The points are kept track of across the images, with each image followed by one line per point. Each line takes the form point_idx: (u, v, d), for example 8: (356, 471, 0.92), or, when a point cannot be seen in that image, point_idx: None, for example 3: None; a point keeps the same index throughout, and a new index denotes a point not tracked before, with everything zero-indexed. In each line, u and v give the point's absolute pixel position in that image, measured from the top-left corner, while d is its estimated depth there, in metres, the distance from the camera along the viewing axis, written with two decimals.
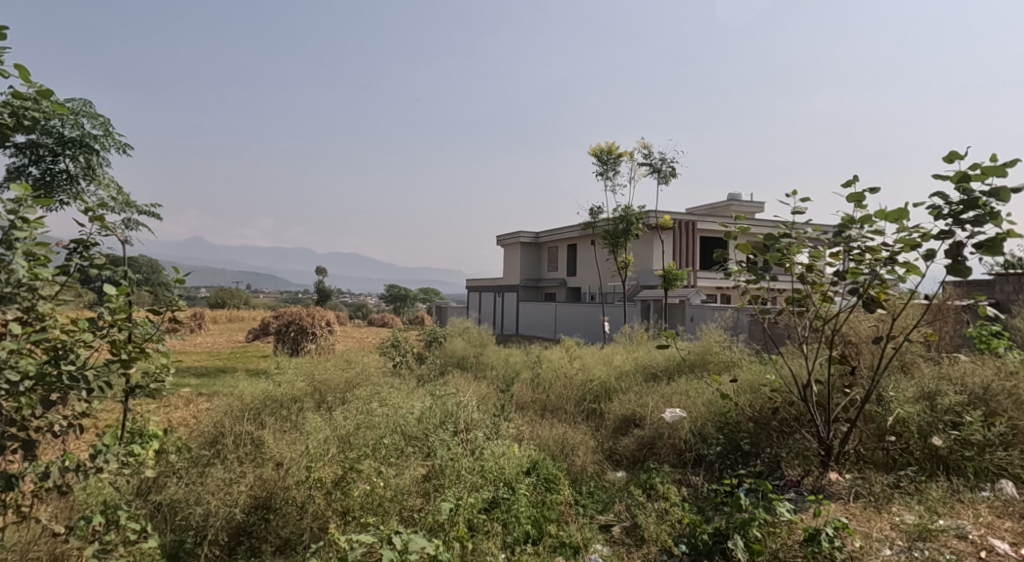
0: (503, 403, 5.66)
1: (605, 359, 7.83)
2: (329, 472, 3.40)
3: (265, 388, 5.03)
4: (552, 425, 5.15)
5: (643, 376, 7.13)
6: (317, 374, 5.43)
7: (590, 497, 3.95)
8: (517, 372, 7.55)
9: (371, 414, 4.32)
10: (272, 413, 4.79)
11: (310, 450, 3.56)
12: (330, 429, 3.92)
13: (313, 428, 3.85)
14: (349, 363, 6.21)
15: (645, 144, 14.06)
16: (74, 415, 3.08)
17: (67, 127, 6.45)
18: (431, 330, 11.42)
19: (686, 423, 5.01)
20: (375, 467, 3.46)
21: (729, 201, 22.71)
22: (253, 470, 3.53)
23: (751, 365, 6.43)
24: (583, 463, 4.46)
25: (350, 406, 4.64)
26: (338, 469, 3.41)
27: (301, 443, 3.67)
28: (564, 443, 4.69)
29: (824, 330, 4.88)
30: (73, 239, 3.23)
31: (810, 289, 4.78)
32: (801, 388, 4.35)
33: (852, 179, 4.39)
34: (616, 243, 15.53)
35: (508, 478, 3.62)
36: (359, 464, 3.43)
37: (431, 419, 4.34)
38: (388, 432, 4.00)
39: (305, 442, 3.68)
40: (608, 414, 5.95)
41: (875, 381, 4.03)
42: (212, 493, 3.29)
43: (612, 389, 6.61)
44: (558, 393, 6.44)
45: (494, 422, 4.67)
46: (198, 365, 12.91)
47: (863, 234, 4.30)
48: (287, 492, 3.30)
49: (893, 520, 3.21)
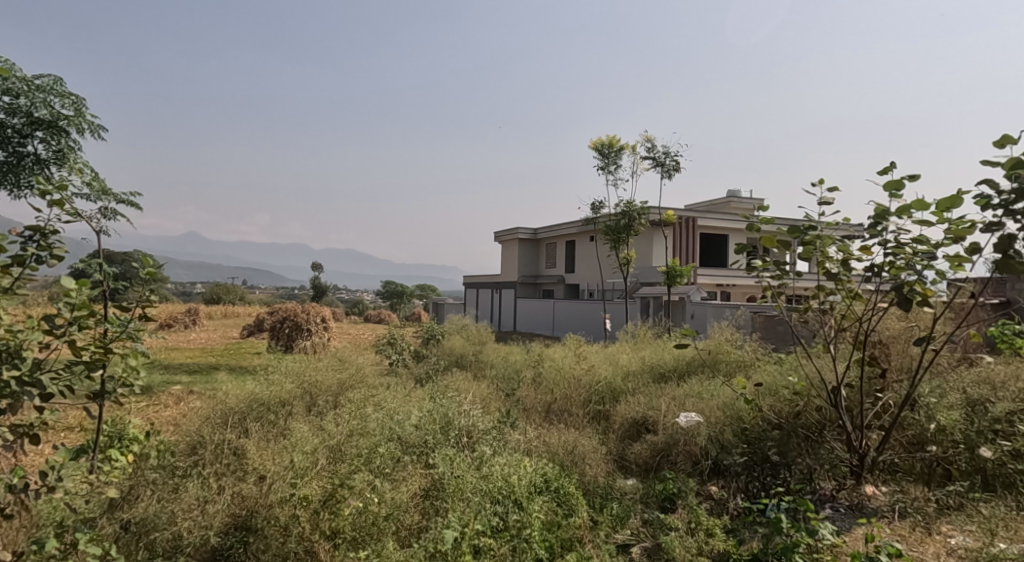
0: (507, 407, 5.33)
1: (610, 358, 7.52)
2: (317, 488, 3.06)
3: (252, 390, 4.69)
4: (559, 431, 4.82)
5: (651, 377, 6.80)
6: (308, 374, 5.08)
7: (603, 512, 3.64)
8: (518, 371, 7.23)
9: (365, 419, 3.98)
10: (259, 418, 4.44)
11: (295, 463, 3.20)
12: (319, 437, 3.58)
13: (300, 436, 3.51)
14: (342, 362, 5.87)
15: (650, 137, 13.63)
16: (26, 426, 2.73)
17: (34, 107, 6.32)
18: (429, 327, 11.11)
19: (703, 429, 4.68)
20: (369, 480, 3.16)
21: (729, 197, 22.44)
22: (233, 484, 3.19)
23: (767, 367, 6.10)
24: (595, 473, 4.16)
25: (342, 410, 4.30)
26: (327, 485, 3.08)
27: (286, 455, 3.31)
28: (572, 451, 4.36)
29: (853, 329, 4.55)
30: (28, 226, 2.86)
31: (838, 285, 4.44)
32: (831, 392, 4.02)
33: (889, 165, 4.04)
34: (616, 238, 15.15)
35: (518, 495, 3.24)
36: (350, 479, 3.12)
37: (431, 426, 4.01)
38: (383, 440, 3.66)
39: (291, 452, 3.33)
40: (617, 417, 5.64)
41: (917, 384, 3.69)
42: (187, 514, 2.96)
43: (620, 391, 6.28)
44: (563, 394, 6.11)
45: (497, 429, 4.32)
46: (191, 363, 12.59)
47: (901, 226, 3.97)
48: (269, 510, 2.96)
49: (948, 543, 2.93)
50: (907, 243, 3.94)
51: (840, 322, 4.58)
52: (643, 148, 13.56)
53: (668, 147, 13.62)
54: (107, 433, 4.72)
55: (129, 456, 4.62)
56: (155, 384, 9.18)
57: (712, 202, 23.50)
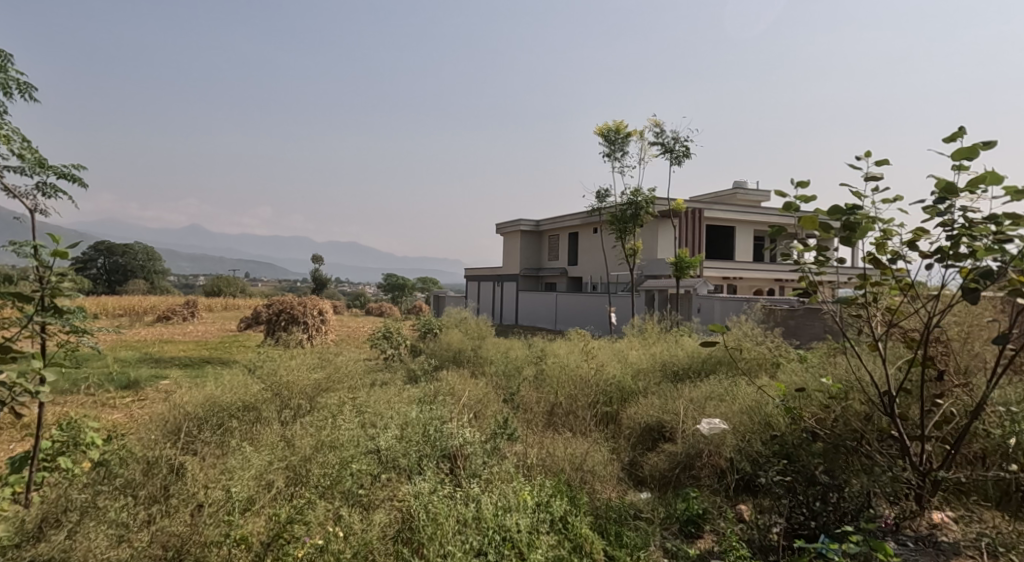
0: (505, 412, 4.75)
1: (618, 353, 6.95)
2: (260, 528, 2.59)
3: (213, 393, 4.14)
4: (563, 440, 4.26)
5: (664, 376, 6.21)
6: (281, 372, 4.52)
7: (617, 544, 3.11)
8: (518, 368, 6.68)
9: (337, 430, 3.45)
10: (220, 427, 3.90)
11: (234, 495, 2.70)
12: (275, 456, 3.10)
13: (250, 456, 3.00)
14: (323, 359, 5.32)
15: (657, 121, 12.98)
16: None
17: None
18: (427, 321, 10.55)
19: (728, 439, 4.14)
20: (328, 513, 2.69)
21: (735, 189, 21.84)
22: (164, 516, 2.71)
23: (794, 368, 5.50)
24: (604, 494, 3.64)
25: (315, 417, 3.75)
26: (274, 523, 2.59)
27: (225, 483, 2.79)
28: (579, 466, 3.80)
29: (900, 327, 3.97)
30: None
31: (885, 273, 3.83)
32: (884, 399, 3.44)
33: (958, 131, 3.39)
34: (623, 228, 14.50)
35: (515, 539, 2.69)
36: (304, 515, 2.63)
37: (414, 439, 3.46)
38: (356, 457, 3.13)
39: (234, 476, 2.83)
40: (626, 422, 5.09)
41: (993, 392, 3.11)
42: (105, 553, 2.47)
43: (632, 391, 5.70)
44: (568, 394, 5.55)
45: (493, 441, 3.77)
46: (181, 356, 12.09)
47: (972, 205, 3.34)
48: (201, 552, 2.50)
49: None
50: (979, 224, 3.34)
51: (888, 317, 3.99)
52: (651, 133, 12.92)
53: (678, 133, 12.97)
54: (59, 440, 4.22)
55: (82, 466, 4.12)
56: (137, 379, 8.67)
57: (719, 193, 22.82)
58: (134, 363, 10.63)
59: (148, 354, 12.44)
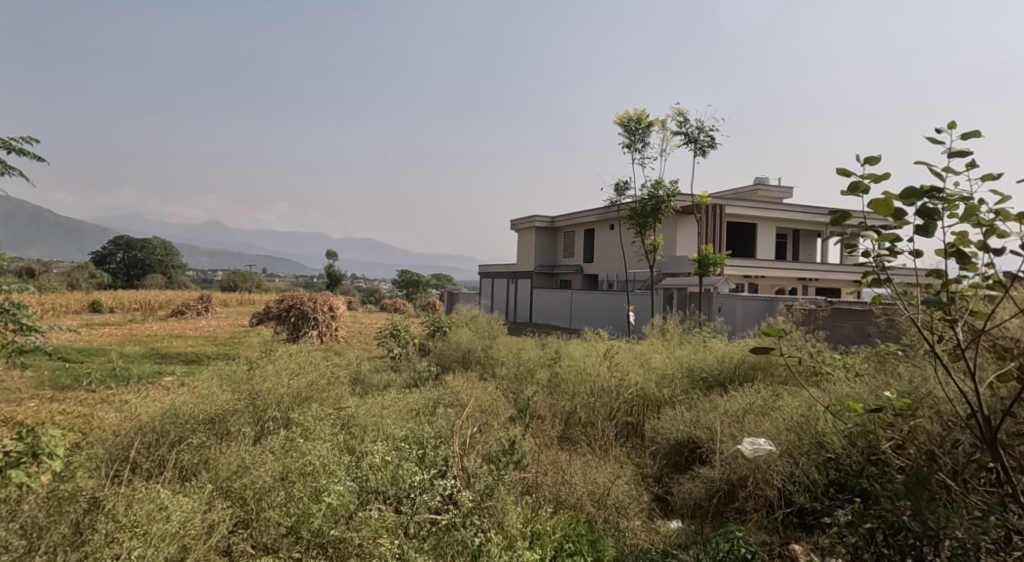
0: (512, 426, 4.16)
1: (640, 356, 6.33)
2: None
3: (174, 404, 3.60)
4: (580, 462, 3.68)
5: (692, 382, 5.59)
6: (258, 379, 3.96)
7: None
8: (531, 371, 6.08)
9: (306, 457, 2.88)
10: (179, 444, 3.37)
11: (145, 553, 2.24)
12: (219, 503, 2.61)
13: (183, 500, 2.49)
14: (311, 358, 4.73)
15: (679, 109, 12.29)
16: None
17: None
18: (436, 318, 9.99)
19: (777, 462, 3.52)
20: None
21: (756, 185, 21.09)
22: None
23: (843, 378, 4.83)
24: (628, 533, 3.05)
25: (286, 437, 3.19)
26: None
27: (142, 536, 2.31)
28: (601, 499, 3.22)
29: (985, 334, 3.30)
30: None
31: (969, 269, 3.15)
32: (979, 423, 2.79)
33: None
34: (643, 223, 13.76)
35: None
36: None
37: (397, 468, 2.87)
38: (323, 501, 2.58)
39: (156, 526, 2.35)
40: (650, 438, 4.48)
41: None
42: None
43: (658, 400, 5.04)
44: (585, 403, 4.96)
45: (495, 468, 3.19)
46: (188, 352, 11.65)
47: None
48: None
49: None
50: None
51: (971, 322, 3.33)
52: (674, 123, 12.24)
53: (702, 122, 12.28)
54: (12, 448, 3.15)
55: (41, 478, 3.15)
56: (134, 375, 8.21)
57: (741, 189, 22.02)
58: (138, 358, 10.21)
59: (156, 349, 12.03)
